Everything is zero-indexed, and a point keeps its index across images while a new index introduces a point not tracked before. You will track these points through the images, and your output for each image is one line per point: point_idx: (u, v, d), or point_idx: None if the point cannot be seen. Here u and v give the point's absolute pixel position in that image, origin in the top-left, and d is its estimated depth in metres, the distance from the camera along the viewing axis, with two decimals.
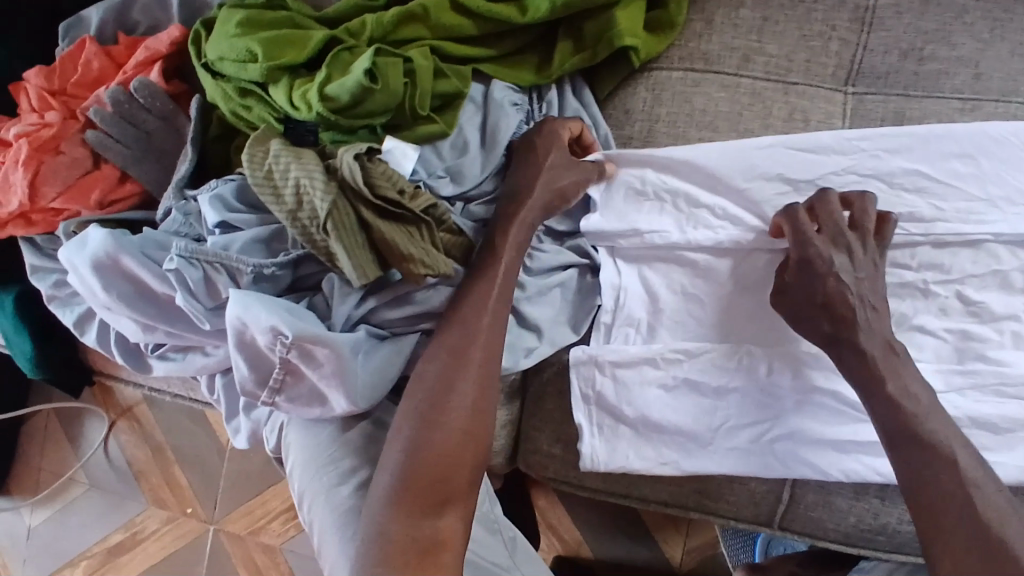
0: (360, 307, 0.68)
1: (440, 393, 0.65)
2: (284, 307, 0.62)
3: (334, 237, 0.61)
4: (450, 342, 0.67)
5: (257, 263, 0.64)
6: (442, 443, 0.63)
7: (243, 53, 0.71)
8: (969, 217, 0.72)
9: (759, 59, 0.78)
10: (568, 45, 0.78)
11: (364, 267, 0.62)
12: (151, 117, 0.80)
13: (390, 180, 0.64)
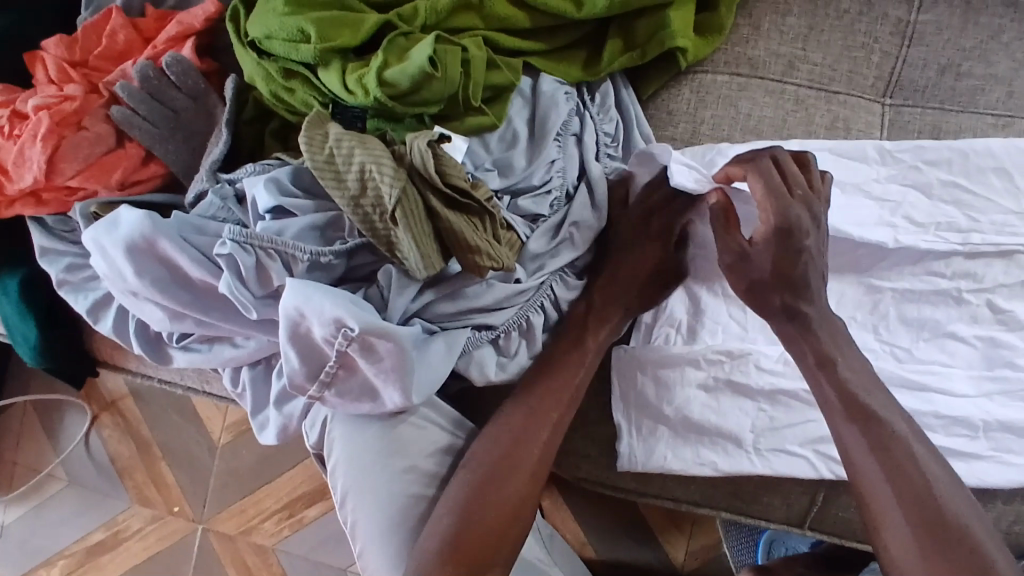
0: (417, 301, 0.66)
1: (497, 465, 0.67)
2: (346, 298, 0.60)
3: (402, 227, 0.60)
4: (510, 420, 0.69)
5: (314, 250, 0.62)
6: (490, 517, 0.65)
7: (294, 32, 0.69)
8: (1005, 228, 0.75)
9: (804, 67, 0.80)
10: (617, 43, 0.78)
11: (429, 258, 0.61)
12: (182, 95, 0.76)
13: (458, 169, 0.62)
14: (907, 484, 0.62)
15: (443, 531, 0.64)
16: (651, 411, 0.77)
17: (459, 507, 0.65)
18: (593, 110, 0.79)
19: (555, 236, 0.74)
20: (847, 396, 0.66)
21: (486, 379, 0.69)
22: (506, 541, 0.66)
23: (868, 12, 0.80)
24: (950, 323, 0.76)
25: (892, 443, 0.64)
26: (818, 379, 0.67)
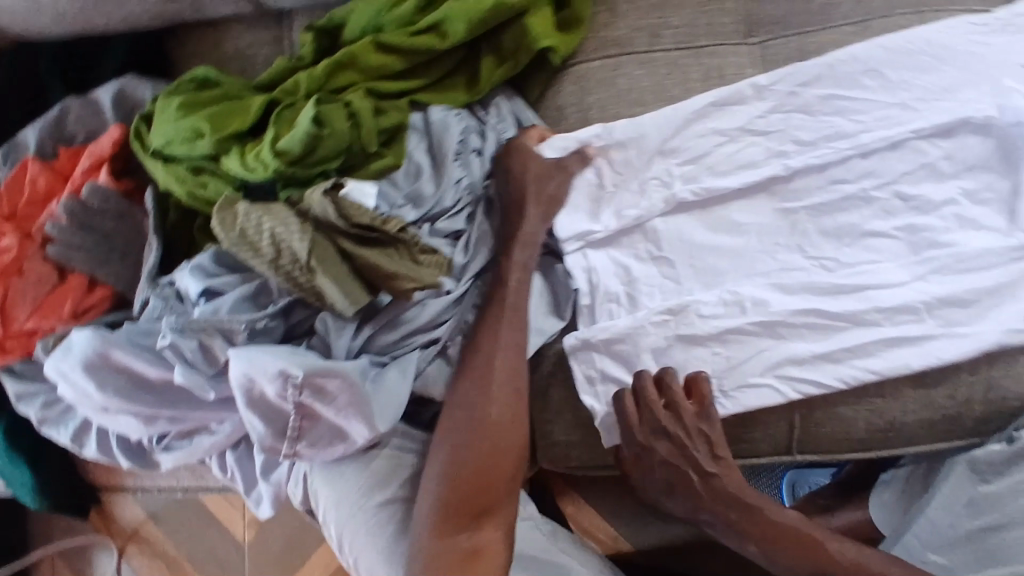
0: (358, 337, 0.70)
1: (470, 412, 0.69)
2: (288, 351, 0.64)
3: (321, 274, 0.64)
4: (481, 357, 0.71)
5: (249, 318, 0.66)
6: (476, 458, 0.67)
7: (190, 132, 0.74)
8: (889, 122, 0.79)
9: (666, 32, 0.84)
10: (490, 60, 0.83)
11: (355, 295, 0.65)
12: (108, 218, 0.81)
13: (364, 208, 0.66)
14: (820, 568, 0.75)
15: (437, 480, 0.67)
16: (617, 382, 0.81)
17: (442, 461, 0.68)
18: (491, 126, 0.84)
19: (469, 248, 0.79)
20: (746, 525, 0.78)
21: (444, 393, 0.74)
22: (501, 481, 0.68)
23: None
24: (869, 222, 0.79)
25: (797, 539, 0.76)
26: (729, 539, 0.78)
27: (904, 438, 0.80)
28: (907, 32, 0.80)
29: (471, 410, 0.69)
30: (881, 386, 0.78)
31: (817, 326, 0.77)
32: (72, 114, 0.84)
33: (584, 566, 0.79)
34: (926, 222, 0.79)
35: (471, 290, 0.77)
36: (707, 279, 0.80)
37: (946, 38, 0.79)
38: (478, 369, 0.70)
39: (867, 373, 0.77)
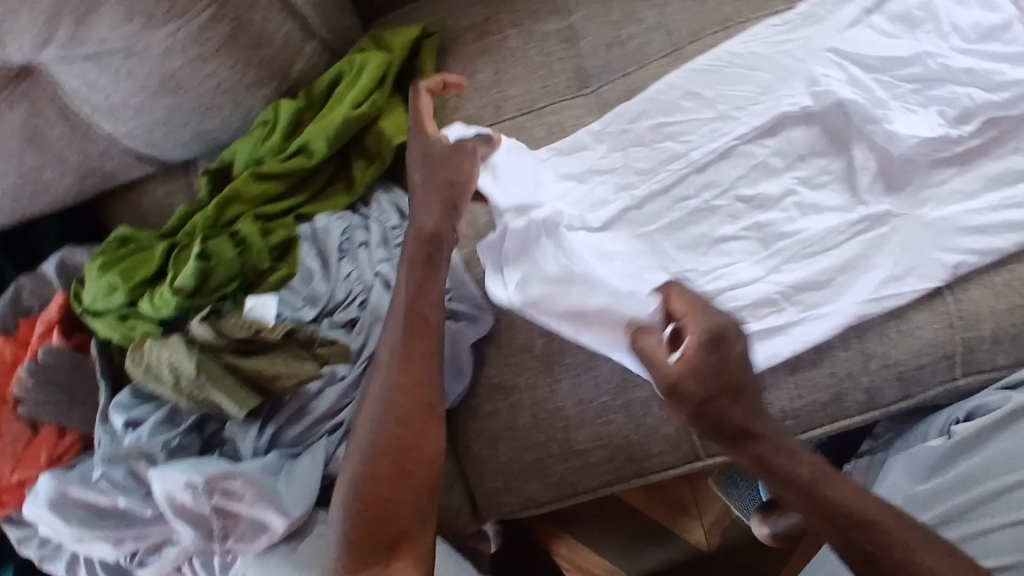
0: (264, 436, 0.79)
1: (376, 450, 0.74)
2: (196, 463, 0.75)
3: (212, 388, 0.75)
4: (379, 385, 0.77)
5: (164, 439, 0.77)
6: (377, 483, 0.73)
7: (109, 287, 0.86)
8: (717, 134, 0.84)
9: (507, 103, 0.93)
10: (361, 163, 0.94)
11: (243, 400, 0.76)
12: (66, 373, 0.94)
13: (244, 325, 0.79)
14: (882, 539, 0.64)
15: (343, 508, 0.73)
16: (522, 427, 0.89)
17: (353, 499, 0.72)
18: (375, 218, 0.93)
19: (366, 331, 0.87)
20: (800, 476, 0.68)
21: None
22: (411, 512, 0.73)
23: (533, 38, 0.93)
24: (718, 229, 0.84)
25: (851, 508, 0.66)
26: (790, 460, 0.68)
27: (803, 422, 0.84)
28: (717, 50, 0.86)
29: (378, 448, 0.74)
30: (762, 378, 0.83)
31: None
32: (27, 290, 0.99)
33: None
34: (771, 217, 0.83)
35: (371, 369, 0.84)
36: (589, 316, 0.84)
37: (753, 48, 0.85)
38: (385, 399, 0.76)
39: None
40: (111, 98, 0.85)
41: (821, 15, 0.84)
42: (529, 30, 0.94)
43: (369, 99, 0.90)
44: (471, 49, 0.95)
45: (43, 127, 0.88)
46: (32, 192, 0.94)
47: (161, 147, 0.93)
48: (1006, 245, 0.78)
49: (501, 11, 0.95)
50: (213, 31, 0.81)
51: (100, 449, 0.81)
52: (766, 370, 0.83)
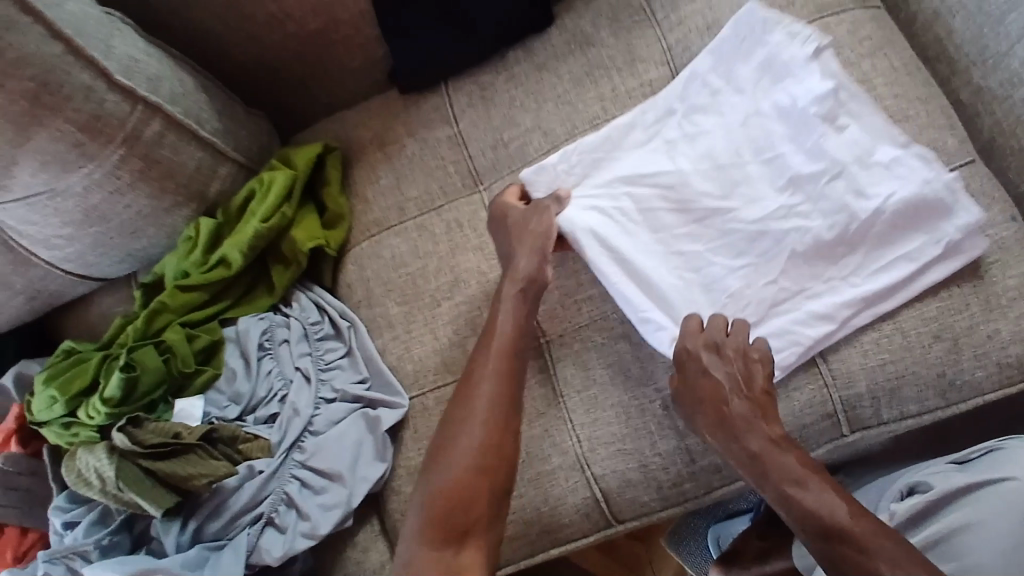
0: (186, 530, 0.86)
1: (503, 407, 0.82)
2: (119, 561, 0.82)
3: (127, 491, 0.81)
4: (490, 365, 0.84)
5: (95, 539, 0.85)
6: (473, 461, 0.80)
7: (48, 399, 0.94)
8: (728, 157, 0.87)
9: (410, 204, 1.01)
10: (278, 267, 1.02)
11: (158, 499, 0.82)
12: (22, 476, 1.04)
13: (161, 429, 0.84)
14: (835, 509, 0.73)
15: (416, 502, 0.80)
16: None
17: (419, 517, 0.79)
18: (295, 316, 1.01)
19: (283, 424, 0.93)
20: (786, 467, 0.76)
21: (277, 557, 0.86)
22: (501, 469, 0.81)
23: (426, 145, 1.02)
24: (802, 206, 0.84)
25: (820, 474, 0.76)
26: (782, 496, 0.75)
27: (702, 485, 0.88)
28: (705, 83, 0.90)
29: (492, 415, 0.82)
30: (656, 445, 0.87)
31: (585, 400, 0.90)
32: None
33: None
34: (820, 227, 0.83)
35: (288, 461, 0.91)
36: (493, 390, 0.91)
37: (697, 113, 0.90)
38: (493, 373, 0.84)
39: (634, 435, 0.88)
40: (43, 229, 0.93)
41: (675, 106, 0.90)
42: (424, 138, 1.02)
43: (277, 212, 0.98)
44: (374, 158, 1.04)
45: None
46: None
47: (96, 266, 1.02)
48: (882, 309, 0.82)
49: (399, 122, 1.04)
50: (126, 167, 0.89)
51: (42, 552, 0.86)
52: (655, 436, 0.87)
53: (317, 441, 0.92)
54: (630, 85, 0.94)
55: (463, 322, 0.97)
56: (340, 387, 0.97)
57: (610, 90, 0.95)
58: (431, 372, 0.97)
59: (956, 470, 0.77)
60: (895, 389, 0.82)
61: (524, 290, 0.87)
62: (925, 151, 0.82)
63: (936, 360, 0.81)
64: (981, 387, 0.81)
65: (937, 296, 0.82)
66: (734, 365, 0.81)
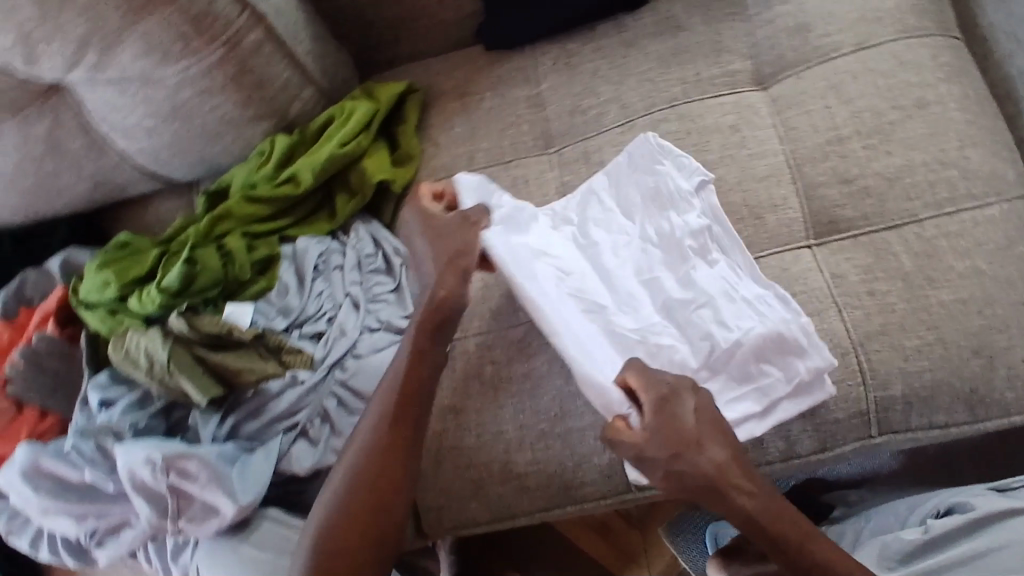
0: (224, 426, 0.88)
1: (355, 481, 0.80)
2: (154, 443, 0.83)
3: (179, 374, 0.85)
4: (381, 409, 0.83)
5: (133, 419, 0.86)
6: (348, 511, 0.79)
7: (101, 282, 0.96)
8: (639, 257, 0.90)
9: (479, 154, 1.03)
10: (343, 195, 1.04)
11: (206, 387, 0.85)
12: (54, 358, 1.01)
13: (216, 324, 0.89)
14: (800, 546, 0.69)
15: (314, 526, 0.79)
16: (466, 447, 0.93)
17: (317, 543, 0.78)
18: (351, 245, 1.03)
19: (327, 342, 0.94)
20: (749, 513, 0.70)
21: (307, 467, 0.87)
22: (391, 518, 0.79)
23: (505, 101, 1.05)
24: (666, 330, 0.86)
25: (788, 511, 0.71)
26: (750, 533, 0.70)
27: None
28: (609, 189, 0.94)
29: (361, 475, 0.80)
30: None
31: None
32: (29, 282, 1.09)
33: None
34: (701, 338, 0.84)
35: (328, 378, 0.92)
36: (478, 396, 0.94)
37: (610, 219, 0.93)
38: (356, 450, 0.82)
39: None
40: (128, 117, 0.96)
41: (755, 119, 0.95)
42: (503, 94, 1.05)
43: (355, 139, 1.01)
44: (451, 107, 1.07)
45: (64, 138, 0.99)
46: (49, 194, 1.06)
47: (167, 166, 1.04)
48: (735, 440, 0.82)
49: (481, 77, 1.08)
50: (221, 69, 0.92)
51: (77, 424, 0.89)
52: None
53: (360, 363, 0.92)
54: (713, 73, 0.98)
55: None
56: (386, 317, 0.97)
57: (693, 75, 0.98)
58: (476, 318, 0.99)
59: (994, 495, 0.81)
60: (928, 398, 0.84)
61: (436, 327, 0.84)
62: (786, 294, 0.85)
63: (970, 375, 0.83)
64: (1010, 409, 0.83)
65: (980, 314, 0.84)
66: (659, 422, 0.73)
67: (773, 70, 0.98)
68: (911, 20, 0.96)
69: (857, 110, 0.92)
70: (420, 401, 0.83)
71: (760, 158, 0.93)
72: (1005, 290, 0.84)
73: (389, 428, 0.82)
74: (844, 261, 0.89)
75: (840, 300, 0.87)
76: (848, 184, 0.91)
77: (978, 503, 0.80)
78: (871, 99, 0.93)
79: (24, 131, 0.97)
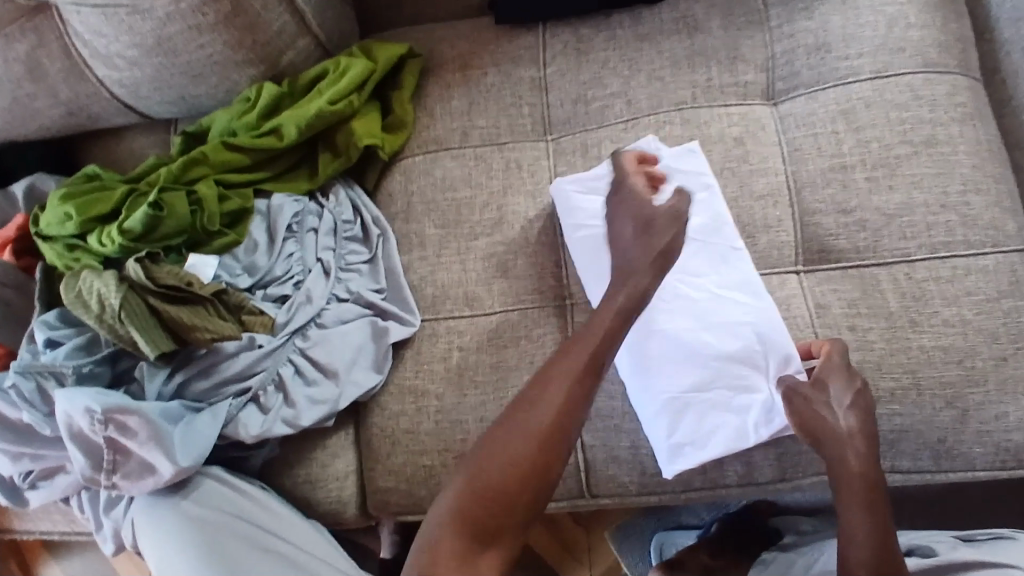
0: (171, 382, 0.84)
1: (543, 441, 0.63)
2: (95, 392, 0.78)
3: (130, 324, 0.79)
4: (562, 380, 0.66)
5: (75, 364, 0.81)
6: (495, 467, 0.63)
7: (61, 215, 0.91)
8: (703, 259, 0.87)
9: (474, 132, 1.00)
10: (327, 155, 1.00)
11: (157, 341, 0.80)
12: (8, 289, 0.98)
13: (176, 274, 0.83)
14: (881, 520, 0.74)
15: (458, 489, 0.63)
16: (423, 432, 0.91)
17: (453, 506, 0.62)
18: (329, 208, 0.99)
19: (290, 307, 0.90)
20: (864, 473, 0.76)
21: (253, 435, 0.83)
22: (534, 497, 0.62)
23: (508, 79, 1.01)
24: (680, 338, 0.86)
25: (876, 490, 0.76)
26: (850, 508, 0.74)
27: (684, 483, 0.88)
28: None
29: (547, 433, 0.64)
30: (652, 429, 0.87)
31: None
32: None
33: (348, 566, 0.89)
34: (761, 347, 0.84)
35: (289, 344, 0.88)
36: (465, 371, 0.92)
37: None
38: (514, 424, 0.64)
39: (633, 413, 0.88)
40: (108, 45, 0.91)
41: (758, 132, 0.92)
42: (507, 72, 1.01)
43: (345, 99, 0.96)
44: (452, 78, 1.03)
45: (44, 60, 0.95)
46: (18, 116, 1.00)
47: (145, 101, 0.99)
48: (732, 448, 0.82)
49: (486, 50, 1.03)
50: (212, 7, 0.88)
51: (18, 360, 0.83)
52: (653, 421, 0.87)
53: (323, 333, 0.90)
54: (724, 81, 0.95)
55: (495, 261, 0.95)
56: (355, 290, 0.95)
57: (704, 79, 0.95)
58: (449, 301, 0.95)
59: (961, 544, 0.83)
60: (894, 441, 0.83)
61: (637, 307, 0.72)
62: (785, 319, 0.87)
63: (941, 425, 0.83)
64: (974, 463, 0.83)
65: (959, 364, 0.83)
66: (849, 384, 0.80)
67: (786, 86, 0.95)
68: (931, 55, 0.93)
69: (865, 139, 0.90)
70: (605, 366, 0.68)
71: (759, 176, 0.90)
72: (987, 342, 0.83)
73: (580, 389, 0.66)
74: (830, 291, 0.87)
75: (820, 331, 0.86)
76: (846, 214, 0.88)
77: (943, 550, 0.82)
78: (881, 130, 0.90)
79: (3, 53, 0.94)
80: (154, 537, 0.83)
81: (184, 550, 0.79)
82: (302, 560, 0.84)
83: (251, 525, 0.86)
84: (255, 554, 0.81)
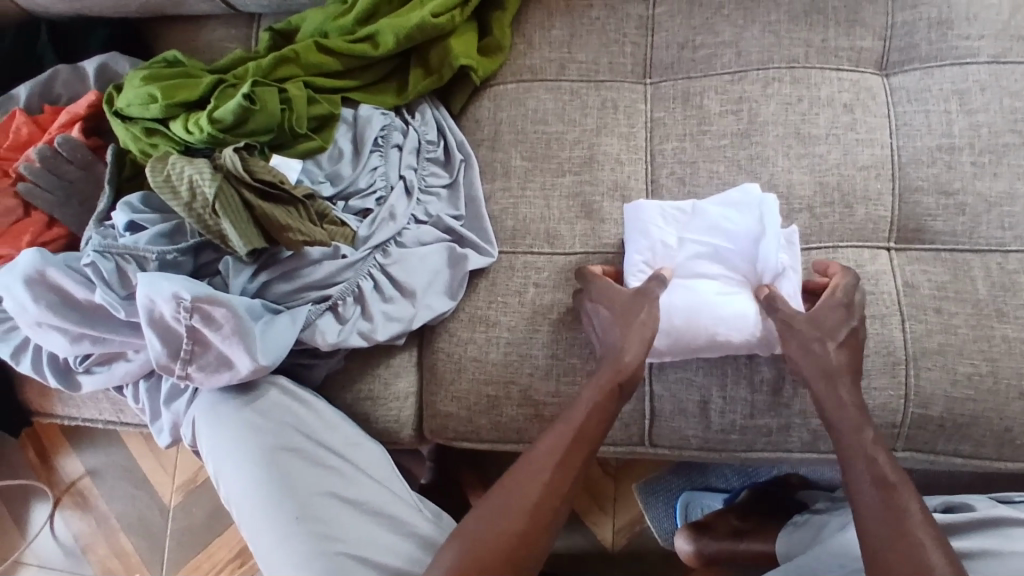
0: (254, 281, 0.84)
1: (549, 498, 0.75)
2: (184, 279, 0.77)
3: (222, 215, 0.78)
4: (555, 440, 0.79)
5: (160, 251, 0.81)
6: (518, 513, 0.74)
7: (145, 96, 0.87)
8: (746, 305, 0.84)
9: (572, 65, 0.98)
10: (419, 71, 0.97)
11: (248, 237, 0.79)
12: (73, 167, 0.93)
13: (268, 171, 0.82)
14: (894, 506, 0.70)
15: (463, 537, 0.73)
16: (490, 361, 0.90)
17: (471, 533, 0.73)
18: (414, 127, 0.96)
19: (373, 221, 0.89)
20: (886, 474, 0.73)
21: (330, 343, 0.83)
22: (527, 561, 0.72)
23: (614, 14, 0.98)
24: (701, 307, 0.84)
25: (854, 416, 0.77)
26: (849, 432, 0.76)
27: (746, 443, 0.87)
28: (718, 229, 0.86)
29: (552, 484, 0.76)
30: (725, 389, 0.86)
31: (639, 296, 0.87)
32: (60, 78, 0.99)
33: (399, 488, 0.88)
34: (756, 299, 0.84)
35: (369, 258, 0.87)
36: (536, 305, 0.91)
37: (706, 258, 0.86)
38: (521, 480, 0.76)
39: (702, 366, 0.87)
40: None
41: (866, 101, 0.91)
42: (614, 7, 0.98)
43: (448, 13, 0.93)
44: (554, 7, 1.00)
45: None
46: None
47: None
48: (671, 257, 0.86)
49: None
50: None
51: (94, 240, 0.81)
52: (728, 381, 0.86)
53: (403, 251, 0.89)
54: (840, 44, 0.92)
55: (580, 200, 0.93)
56: (436, 213, 0.93)
57: (819, 40, 0.92)
58: (529, 236, 0.93)
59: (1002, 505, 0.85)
60: (964, 425, 0.83)
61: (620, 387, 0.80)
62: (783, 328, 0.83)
63: (1011, 417, 0.82)
64: None
65: None
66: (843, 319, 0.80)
67: (901, 57, 0.93)
68: None
69: (976, 122, 0.88)
70: (594, 443, 0.80)
71: (865, 146, 0.89)
72: None
73: (556, 476, 0.76)
74: (920, 272, 0.86)
75: (906, 310, 0.85)
76: (947, 196, 0.87)
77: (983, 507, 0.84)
78: (991, 116, 0.88)
79: None
80: (216, 447, 0.85)
81: (254, 459, 0.83)
82: (360, 480, 0.85)
83: (306, 441, 0.86)
84: (313, 478, 0.83)
